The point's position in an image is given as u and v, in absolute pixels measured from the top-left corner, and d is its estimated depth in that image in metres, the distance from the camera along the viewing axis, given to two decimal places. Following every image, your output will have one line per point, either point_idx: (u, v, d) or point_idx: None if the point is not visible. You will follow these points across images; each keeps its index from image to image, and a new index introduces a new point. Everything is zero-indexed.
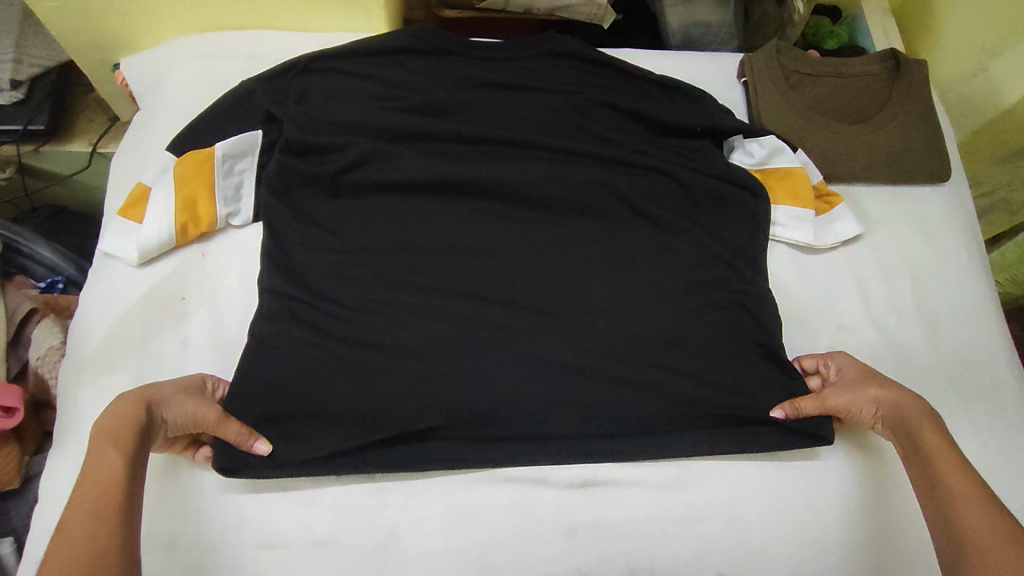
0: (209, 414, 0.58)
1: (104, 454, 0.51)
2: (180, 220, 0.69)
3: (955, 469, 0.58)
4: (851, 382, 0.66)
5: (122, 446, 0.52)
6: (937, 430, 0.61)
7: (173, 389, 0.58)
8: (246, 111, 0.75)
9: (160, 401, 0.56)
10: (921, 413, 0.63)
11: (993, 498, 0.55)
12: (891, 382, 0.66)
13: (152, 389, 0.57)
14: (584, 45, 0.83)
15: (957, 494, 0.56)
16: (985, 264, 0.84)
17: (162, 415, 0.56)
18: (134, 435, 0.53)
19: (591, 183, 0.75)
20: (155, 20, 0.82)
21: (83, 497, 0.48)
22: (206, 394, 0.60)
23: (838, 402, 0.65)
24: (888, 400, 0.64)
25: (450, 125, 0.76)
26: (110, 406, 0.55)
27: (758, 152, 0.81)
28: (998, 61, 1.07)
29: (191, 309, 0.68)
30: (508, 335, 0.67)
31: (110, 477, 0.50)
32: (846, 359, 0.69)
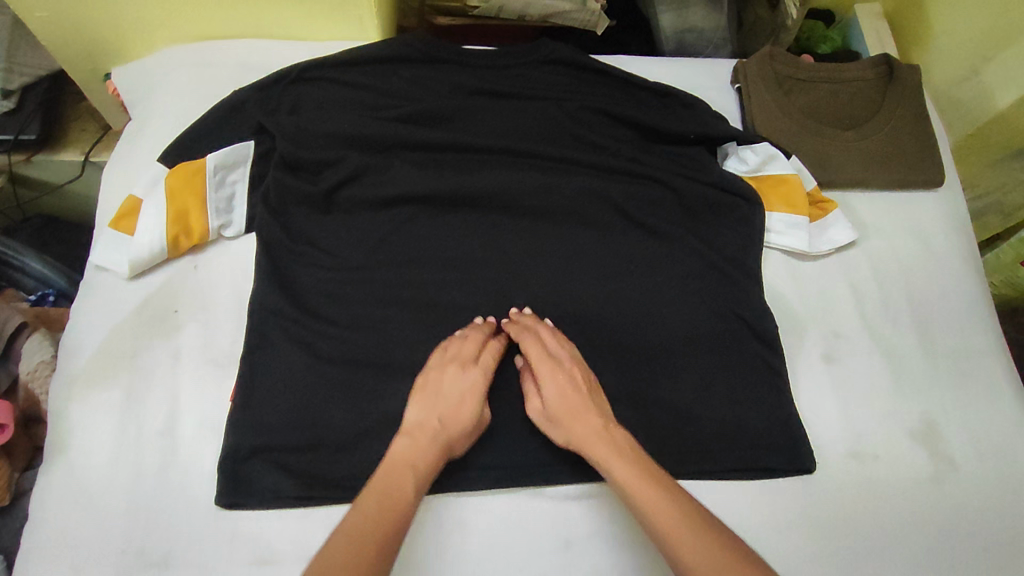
0: (476, 413, 0.61)
1: (403, 474, 0.56)
2: (171, 233, 0.68)
3: (651, 490, 0.55)
4: (553, 390, 0.62)
5: (417, 475, 0.56)
6: (615, 443, 0.58)
7: (473, 403, 0.61)
8: (238, 121, 0.74)
9: (450, 420, 0.60)
10: (613, 441, 0.59)
11: (718, 531, 0.52)
12: (579, 409, 0.61)
13: (435, 395, 0.61)
14: (577, 52, 0.83)
15: (677, 542, 0.51)
16: (980, 270, 0.84)
17: (455, 451, 0.60)
18: (427, 465, 0.57)
19: (583, 193, 0.75)
20: (146, 29, 0.82)
21: (366, 519, 0.52)
22: (480, 369, 0.63)
23: (537, 408, 0.63)
24: (585, 430, 0.59)
25: (442, 134, 0.76)
26: (404, 429, 0.59)
27: (752, 158, 0.81)
28: (991, 65, 1.09)
29: (182, 322, 0.67)
30: (503, 347, 0.67)
31: (394, 505, 0.53)
32: (568, 357, 0.64)
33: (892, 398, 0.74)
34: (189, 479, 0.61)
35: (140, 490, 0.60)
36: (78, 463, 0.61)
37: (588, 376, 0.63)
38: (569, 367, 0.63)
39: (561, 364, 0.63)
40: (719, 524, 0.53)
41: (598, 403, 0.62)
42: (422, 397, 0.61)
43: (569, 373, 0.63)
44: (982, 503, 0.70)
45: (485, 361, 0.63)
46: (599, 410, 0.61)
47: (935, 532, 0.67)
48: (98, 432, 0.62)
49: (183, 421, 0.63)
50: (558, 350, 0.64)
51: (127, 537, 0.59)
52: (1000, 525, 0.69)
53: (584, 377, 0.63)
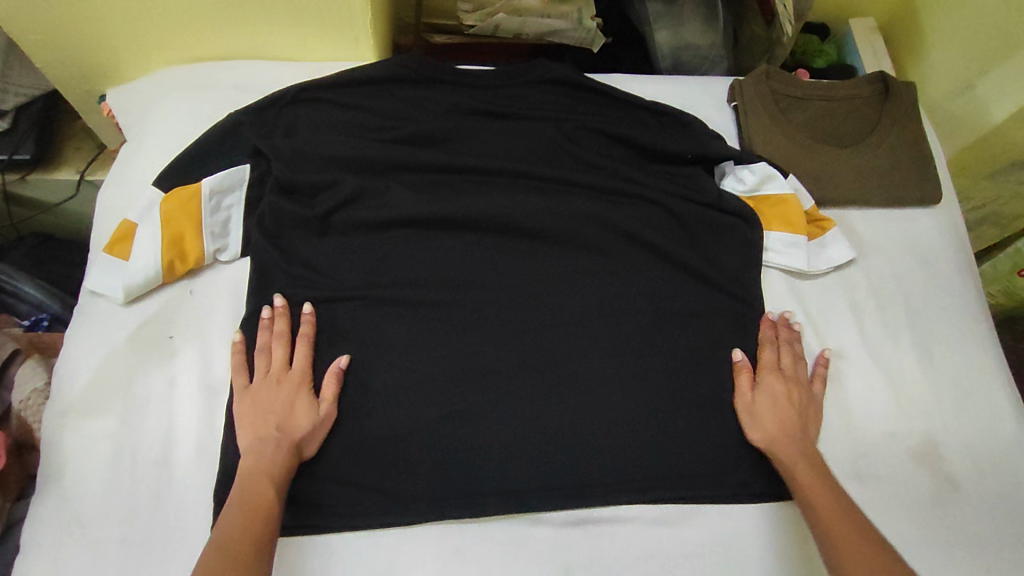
0: (312, 410, 0.62)
1: (260, 483, 0.57)
2: (166, 258, 0.67)
3: (830, 507, 0.60)
4: (767, 394, 0.68)
5: (275, 482, 0.58)
6: (813, 469, 0.63)
7: (297, 403, 0.62)
8: (233, 143, 0.74)
9: (292, 426, 0.61)
10: (805, 453, 0.65)
11: (875, 535, 0.58)
12: (791, 424, 0.67)
13: (264, 409, 0.62)
14: (573, 71, 0.83)
15: (842, 538, 0.57)
16: (979, 287, 0.84)
17: (305, 451, 0.62)
18: (282, 472, 0.59)
19: (581, 214, 0.75)
20: (141, 50, 0.81)
21: (234, 527, 0.54)
22: (295, 369, 0.64)
23: (739, 404, 0.68)
24: (787, 441, 0.65)
25: (439, 156, 0.76)
26: (247, 451, 0.60)
27: (750, 178, 0.81)
28: (985, 79, 1.09)
29: (177, 348, 0.67)
30: (502, 369, 0.67)
31: (257, 509, 0.55)
32: (796, 378, 0.70)
33: (892, 419, 0.73)
34: (184, 509, 0.60)
35: (135, 521, 0.60)
36: (72, 493, 0.60)
37: (803, 395, 0.70)
38: (804, 391, 0.70)
39: (793, 376, 0.70)
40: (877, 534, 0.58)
41: (806, 424, 0.68)
42: (252, 415, 0.62)
43: (803, 395, 0.69)
44: (985, 524, 0.69)
45: (294, 359, 0.65)
46: (802, 428, 0.67)
47: (938, 553, 0.67)
48: (92, 462, 0.61)
49: (178, 449, 0.63)
50: (791, 368, 0.70)
51: (121, 570, 0.58)
52: (1003, 545, 0.68)
53: (802, 398, 0.69)
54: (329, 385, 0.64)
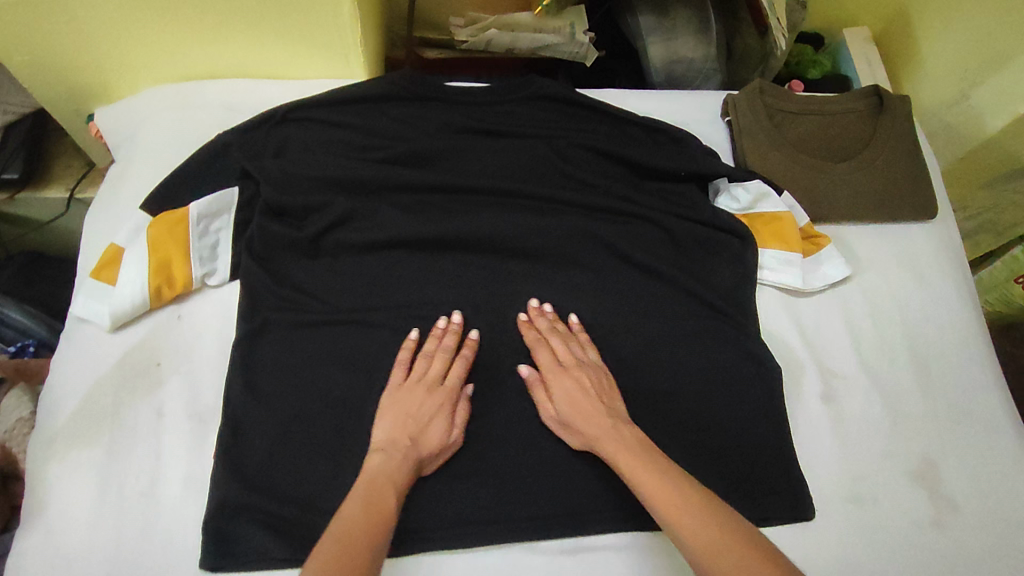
0: (445, 432, 0.62)
1: (385, 493, 0.56)
2: (153, 283, 0.66)
3: (670, 504, 0.56)
4: (562, 397, 0.64)
5: (398, 495, 0.57)
6: (638, 460, 0.59)
7: (440, 423, 0.62)
8: (222, 165, 0.73)
9: (422, 438, 0.61)
10: (620, 438, 0.61)
11: (702, 499, 0.56)
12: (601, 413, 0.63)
13: (408, 413, 0.62)
14: (565, 88, 0.83)
15: (673, 508, 0.55)
16: (976, 303, 0.83)
17: (423, 470, 0.61)
18: (404, 484, 0.58)
19: (574, 233, 0.74)
20: (130, 71, 0.81)
21: (361, 528, 0.53)
22: (447, 384, 0.64)
23: (552, 415, 0.65)
24: (600, 436, 0.61)
25: (430, 176, 0.75)
26: (378, 447, 0.60)
27: (744, 197, 0.80)
28: (979, 89, 1.09)
29: (165, 376, 0.66)
30: (494, 393, 0.66)
31: (378, 516, 0.54)
32: (580, 364, 0.66)
33: (889, 438, 0.73)
34: (172, 542, 0.59)
35: (121, 554, 0.58)
36: (57, 527, 0.59)
37: (600, 385, 0.65)
38: (588, 373, 0.65)
39: (570, 368, 0.65)
40: (709, 494, 0.57)
41: (610, 403, 0.64)
42: (392, 415, 0.62)
43: (583, 377, 0.65)
44: (985, 546, 0.69)
45: (453, 374, 0.64)
46: (612, 411, 0.63)
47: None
48: (78, 494, 0.60)
49: (166, 479, 0.62)
50: (568, 357, 0.66)
51: None
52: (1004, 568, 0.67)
53: (597, 379, 0.65)
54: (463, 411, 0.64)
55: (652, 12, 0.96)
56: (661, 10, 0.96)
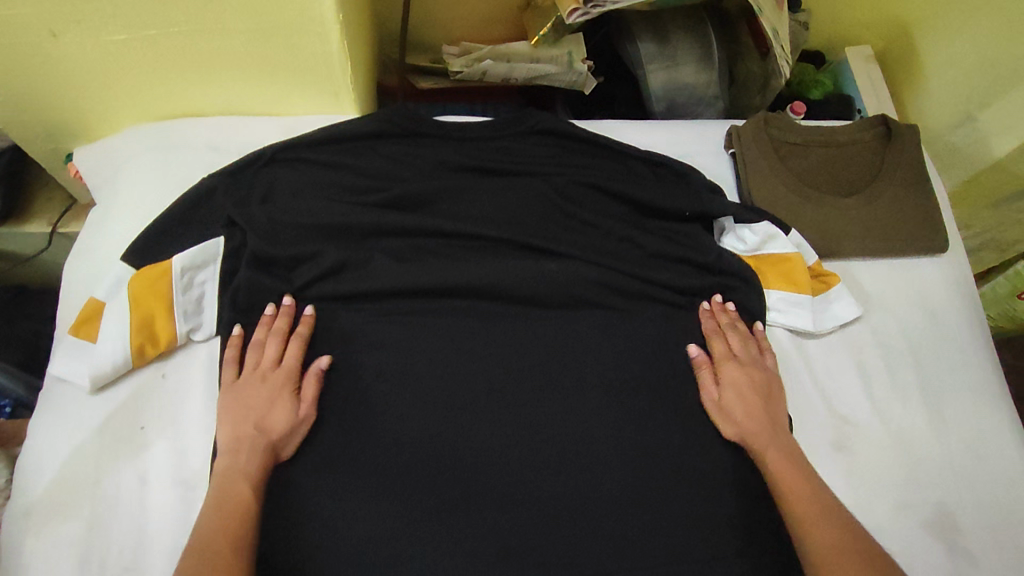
0: (291, 410, 0.62)
1: (236, 483, 0.56)
2: (135, 342, 0.63)
3: (799, 491, 0.61)
4: (732, 386, 0.68)
5: (252, 482, 0.57)
6: (785, 455, 0.64)
7: (282, 406, 0.61)
8: (207, 213, 0.70)
9: (270, 426, 0.61)
10: (773, 433, 0.66)
11: (836, 510, 0.60)
12: (759, 412, 0.67)
13: (249, 403, 0.62)
14: (564, 122, 0.80)
15: (809, 510, 0.60)
16: (989, 339, 0.81)
17: (283, 450, 0.61)
18: (259, 473, 0.58)
19: (577, 278, 0.71)
20: (110, 110, 0.77)
21: (214, 527, 0.53)
22: (282, 367, 0.64)
23: (708, 399, 0.68)
24: (761, 432, 0.66)
25: (426, 220, 0.72)
26: (224, 450, 0.59)
27: (751, 238, 0.78)
28: (985, 113, 1.07)
29: (150, 440, 0.63)
30: (496, 450, 0.63)
31: (232, 507, 0.55)
32: (754, 363, 0.70)
33: (905, 488, 0.70)
34: None
35: None
36: None
37: (766, 388, 0.69)
38: (760, 372, 0.70)
39: (749, 363, 0.70)
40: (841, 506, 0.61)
41: (773, 407, 0.68)
42: (231, 412, 0.62)
43: (755, 376, 0.69)
44: None
45: (285, 357, 0.64)
46: (771, 415, 0.67)
47: None
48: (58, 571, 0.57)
49: (151, 553, 0.59)
50: (746, 354, 0.71)
51: None
52: None
53: (763, 379, 0.69)
54: (308, 385, 0.63)
55: (653, 39, 0.93)
56: (662, 37, 0.94)
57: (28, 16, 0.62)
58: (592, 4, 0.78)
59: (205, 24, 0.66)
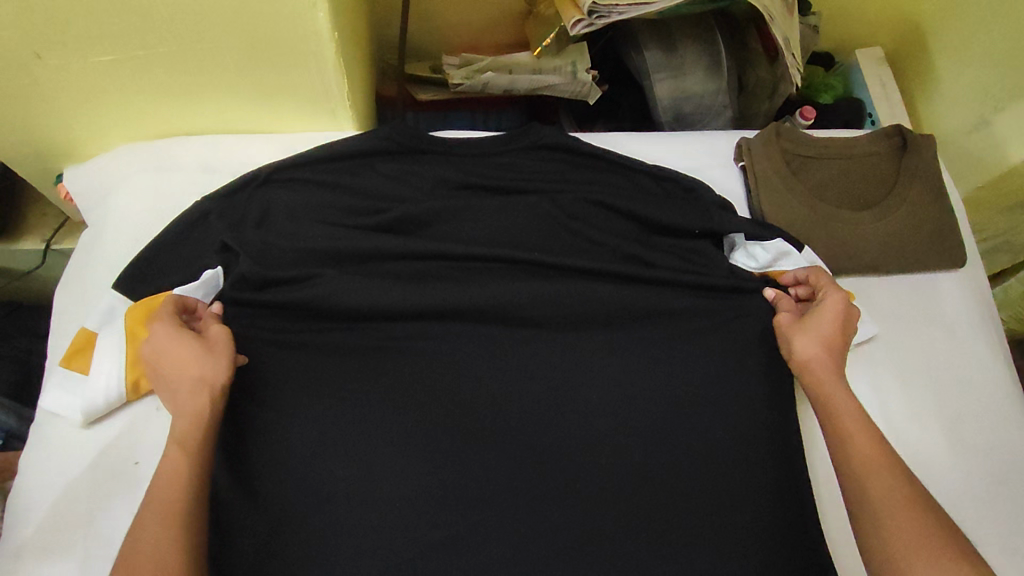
0: (192, 349, 0.59)
1: (169, 453, 0.55)
2: (131, 376, 0.62)
3: (860, 429, 0.60)
4: (828, 312, 0.67)
5: (186, 447, 0.55)
6: (849, 393, 0.63)
7: (182, 348, 0.59)
8: (200, 238, 0.68)
9: (188, 372, 0.58)
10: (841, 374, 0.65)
11: (894, 457, 0.58)
12: (837, 346, 0.66)
13: (151, 363, 0.60)
14: (568, 136, 0.77)
15: (867, 459, 0.58)
16: (1007, 356, 0.79)
17: (218, 383, 0.58)
18: (191, 431, 0.56)
19: (583, 300, 0.69)
20: (101, 129, 0.75)
21: (157, 498, 0.53)
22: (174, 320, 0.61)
23: (784, 323, 0.68)
24: (831, 360, 0.65)
25: (426, 242, 0.69)
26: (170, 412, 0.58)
27: (763, 255, 0.75)
28: (1001, 115, 1.03)
29: (144, 475, 0.61)
30: (500, 481, 0.60)
31: (175, 482, 0.53)
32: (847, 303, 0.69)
33: None
34: None
35: None
36: None
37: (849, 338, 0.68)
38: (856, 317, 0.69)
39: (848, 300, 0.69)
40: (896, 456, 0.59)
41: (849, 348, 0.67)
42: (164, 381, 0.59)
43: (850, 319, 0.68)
44: None
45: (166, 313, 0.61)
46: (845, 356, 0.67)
47: None
48: None
49: None
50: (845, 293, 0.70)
51: None
52: None
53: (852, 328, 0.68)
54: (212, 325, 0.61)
55: (659, 48, 0.91)
56: (668, 46, 0.91)
57: (11, 38, 0.60)
58: (598, 15, 0.75)
59: (196, 44, 0.64)
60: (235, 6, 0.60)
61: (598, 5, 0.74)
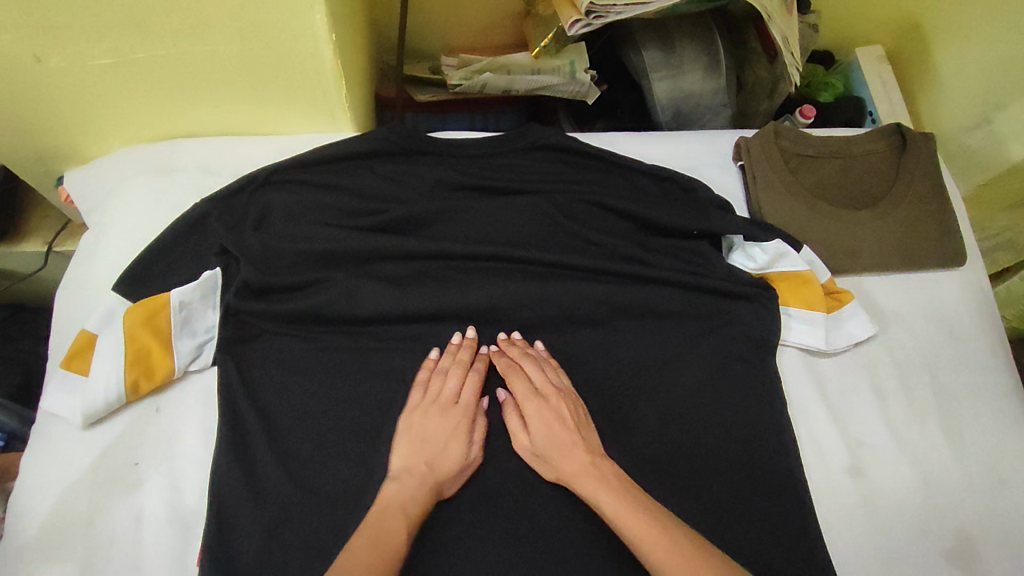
0: (464, 450, 0.60)
1: (393, 520, 0.53)
2: (130, 377, 0.62)
3: (626, 514, 0.54)
4: (539, 424, 0.61)
5: (409, 522, 0.54)
6: (611, 488, 0.56)
7: (462, 448, 0.60)
8: (200, 240, 0.68)
9: (440, 464, 0.58)
10: (590, 463, 0.58)
11: (653, 511, 0.54)
12: (563, 441, 0.60)
13: (423, 434, 0.60)
14: (566, 136, 0.77)
15: (639, 527, 0.53)
16: (1007, 355, 0.79)
17: (444, 493, 0.58)
18: (419, 513, 0.55)
19: (581, 300, 0.69)
20: (100, 132, 0.75)
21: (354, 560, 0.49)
22: (462, 404, 0.62)
23: (525, 447, 0.61)
24: (570, 444, 0.59)
25: (425, 244, 0.69)
26: (392, 476, 0.58)
27: (760, 256, 0.75)
28: (1003, 113, 1.02)
29: (143, 477, 0.61)
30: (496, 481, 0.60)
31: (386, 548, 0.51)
32: (559, 391, 0.63)
33: (924, 514, 0.68)
34: None
35: None
36: None
37: (578, 419, 0.62)
38: (563, 399, 0.63)
39: (547, 394, 0.62)
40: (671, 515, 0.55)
41: (586, 435, 0.61)
42: (405, 444, 0.60)
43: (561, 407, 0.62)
44: None
45: (466, 390, 0.63)
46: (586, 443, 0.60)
47: None
48: None
49: None
50: (547, 385, 0.63)
51: None
52: None
53: (573, 410, 0.62)
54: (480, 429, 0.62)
55: (657, 47, 0.91)
56: (667, 45, 0.91)
57: (11, 42, 0.61)
58: (595, 15, 0.75)
59: (194, 47, 0.64)
60: (231, 8, 0.60)
61: (596, 4, 0.74)
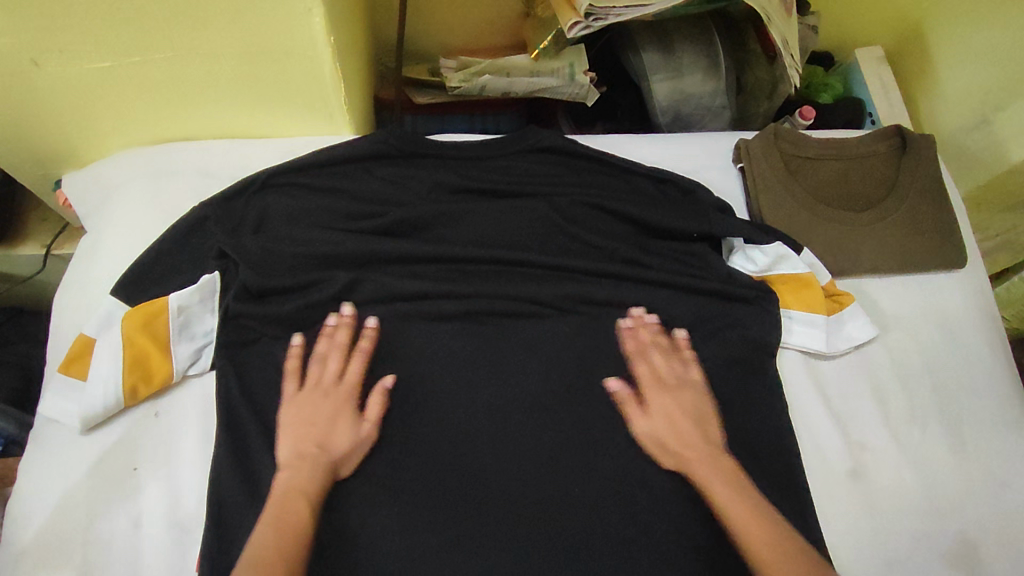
0: (353, 429, 0.60)
1: (295, 505, 0.53)
2: (129, 381, 0.62)
3: (740, 510, 0.56)
4: (660, 416, 0.63)
5: (310, 502, 0.54)
6: (730, 480, 0.58)
7: (348, 430, 0.60)
8: (199, 243, 0.68)
9: (330, 444, 0.59)
10: (712, 454, 0.61)
11: (761, 508, 0.56)
12: (687, 433, 0.62)
13: (313, 419, 0.60)
14: (565, 139, 0.77)
15: (750, 530, 0.54)
16: (1009, 356, 0.79)
17: (340, 472, 0.58)
18: (317, 494, 0.55)
19: (580, 303, 0.69)
20: (98, 135, 0.75)
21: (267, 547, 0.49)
22: (342, 386, 0.63)
23: (643, 432, 0.63)
24: (685, 438, 0.62)
25: (424, 247, 0.69)
26: (281, 465, 0.57)
27: (761, 258, 0.75)
28: (1002, 114, 1.01)
29: (143, 482, 0.61)
30: (497, 485, 0.60)
31: (288, 531, 0.51)
32: (680, 384, 0.65)
33: (926, 516, 0.68)
34: None
35: None
36: None
37: (704, 414, 0.64)
38: (688, 395, 0.65)
39: (674, 388, 0.65)
40: (774, 511, 0.57)
41: (709, 428, 0.63)
42: (290, 429, 0.59)
43: (682, 400, 0.64)
44: None
45: (349, 372, 0.63)
46: (706, 438, 0.62)
47: None
48: None
49: None
50: (670, 375, 0.66)
51: None
52: None
53: (699, 406, 0.64)
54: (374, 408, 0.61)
55: (657, 49, 0.91)
56: (666, 47, 0.91)
57: (9, 46, 0.60)
58: (594, 17, 0.75)
59: (194, 50, 0.64)
60: (231, 12, 0.60)
61: (596, 6, 0.74)
